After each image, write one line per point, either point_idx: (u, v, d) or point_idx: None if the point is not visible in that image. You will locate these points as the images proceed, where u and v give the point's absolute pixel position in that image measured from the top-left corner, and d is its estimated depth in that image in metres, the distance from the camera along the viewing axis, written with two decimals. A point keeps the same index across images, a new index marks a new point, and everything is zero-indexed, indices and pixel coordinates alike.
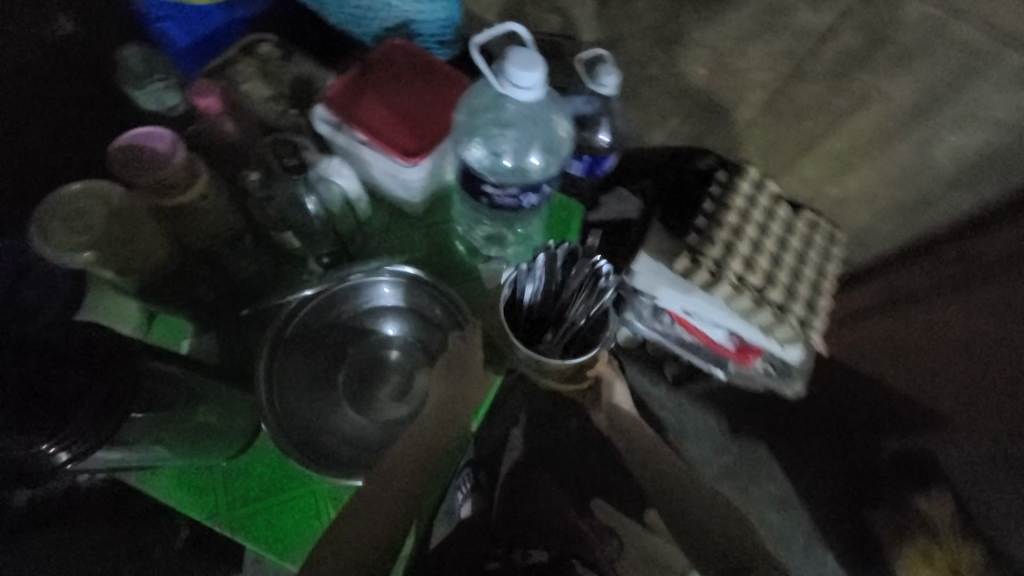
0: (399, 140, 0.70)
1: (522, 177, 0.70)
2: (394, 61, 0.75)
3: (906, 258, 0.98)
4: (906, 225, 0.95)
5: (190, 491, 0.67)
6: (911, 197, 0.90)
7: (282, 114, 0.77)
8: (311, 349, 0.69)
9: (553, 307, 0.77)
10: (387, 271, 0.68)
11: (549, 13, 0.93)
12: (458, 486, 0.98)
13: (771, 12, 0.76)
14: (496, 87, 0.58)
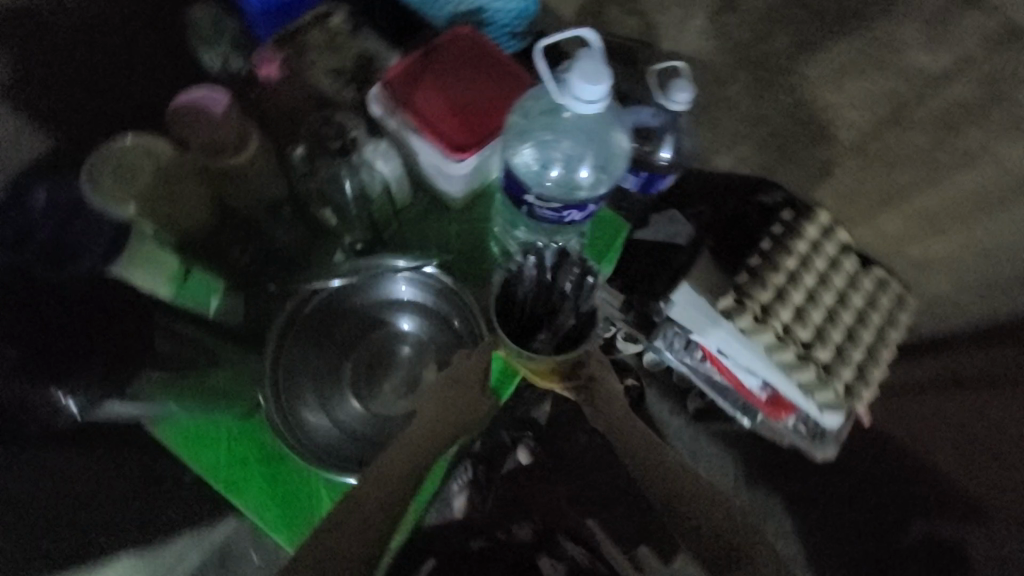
0: (451, 134, 0.69)
1: (566, 191, 0.65)
2: (457, 50, 0.74)
3: (988, 338, 0.86)
4: (991, 302, 0.85)
5: (193, 446, 0.65)
6: (1003, 273, 0.81)
7: (342, 88, 0.76)
8: (319, 338, 0.67)
9: (540, 308, 0.68)
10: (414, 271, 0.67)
11: (630, 17, 0.89)
12: (455, 475, 0.88)
13: (880, 47, 0.70)
14: (557, 98, 0.53)
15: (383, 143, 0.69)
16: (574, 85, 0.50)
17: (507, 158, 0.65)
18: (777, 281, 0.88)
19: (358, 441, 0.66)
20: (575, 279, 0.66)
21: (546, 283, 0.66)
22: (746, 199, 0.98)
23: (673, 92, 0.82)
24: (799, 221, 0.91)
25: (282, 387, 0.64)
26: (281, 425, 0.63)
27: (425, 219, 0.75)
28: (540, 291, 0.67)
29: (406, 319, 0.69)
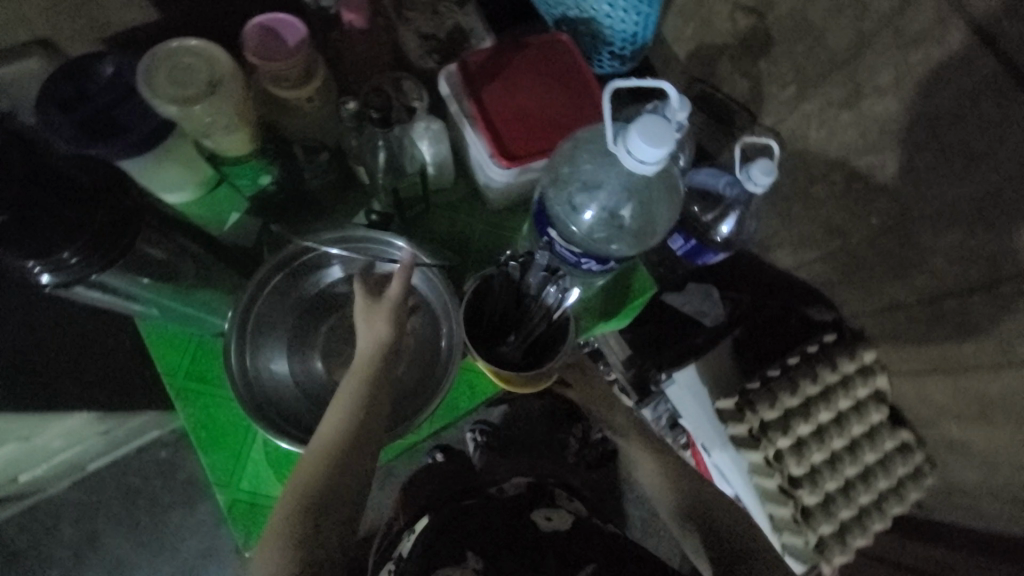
0: (505, 137, 0.67)
1: (590, 238, 0.60)
2: (544, 55, 0.71)
3: (991, 554, 0.75)
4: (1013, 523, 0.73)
5: (164, 355, 0.68)
6: None
7: (423, 57, 0.75)
8: (289, 293, 0.68)
9: (514, 310, 0.68)
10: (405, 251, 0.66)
11: (742, 78, 0.83)
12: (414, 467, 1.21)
13: (993, 205, 0.59)
14: (611, 145, 0.48)
15: (435, 124, 0.69)
16: (635, 141, 0.45)
17: (546, 186, 0.62)
18: (788, 405, 0.81)
19: (314, 399, 0.67)
20: (538, 284, 0.65)
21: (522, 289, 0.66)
22: (794, 306, 0.92)
23: (754, 168, 0.75)
24: (838, 350, 0.82)
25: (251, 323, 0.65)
26: (233, 365, 0.63)
27: (457, 213, 0.77)
28: (506, 307, 0.68)
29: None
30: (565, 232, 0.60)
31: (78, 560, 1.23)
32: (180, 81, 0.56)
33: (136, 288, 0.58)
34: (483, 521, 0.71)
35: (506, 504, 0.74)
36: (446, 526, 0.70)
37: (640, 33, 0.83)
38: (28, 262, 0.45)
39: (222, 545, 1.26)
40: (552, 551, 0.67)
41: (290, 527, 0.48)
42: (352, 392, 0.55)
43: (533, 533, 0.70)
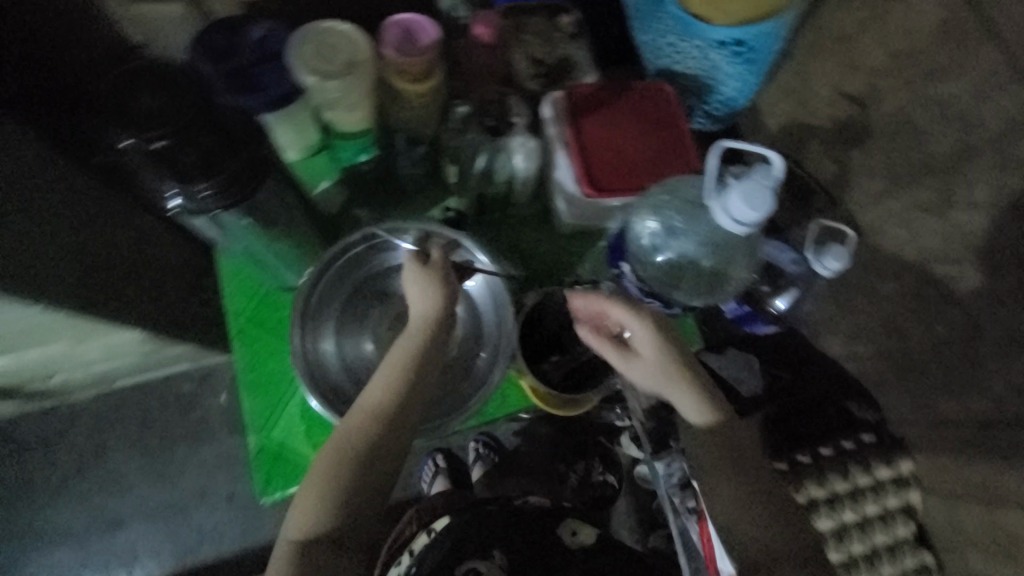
0: (596, 169, 0.70)
1: (663, 279, 0.67)
2: (648, 102, 0.74)
3: None
4: None
5: (236, 292, 0.73)
6: None
7: (530, 77, 0.79)
8: (352, 268, 0.72)
9: (567, 332, 0.73)
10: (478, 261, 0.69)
11: (829, 162, 0.83)
12: (422, 477, 1.33)
13: None
14: (710, 199, 0.51)
15: (532, 143, 0.72)
16: (730, 202, 0.49)
17: (629, 224, 0.68)
18: (812, 493, 0.81)
19: (357, 372, 0.70)
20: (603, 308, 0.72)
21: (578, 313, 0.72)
22: (833, 396, 0.91)
23: (827, 254, 0.77)
24: (875, 454, 0.81)
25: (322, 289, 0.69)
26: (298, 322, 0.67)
27: (527, 229, 0.80)
28: (559, 327, 0.73)
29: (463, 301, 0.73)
30: (640, 268, 0.67)
31: (83, 468, 1.29)
32: (324, 57, 0.62)
33: (242, 237, 0.63)
34: (511, 524, 0.76)
35: (535, 515, 0.78)
36: (471, 525, 0.76)
37: (737, 97, 0.86)
38: (169, 183, 0.47)
39: (217, 489, 1.29)
40: (576, 568, 0.74)
41: (338, 478, 0.56)
42: (397, 363, 0.58)
43: (561, 549, 0.76)
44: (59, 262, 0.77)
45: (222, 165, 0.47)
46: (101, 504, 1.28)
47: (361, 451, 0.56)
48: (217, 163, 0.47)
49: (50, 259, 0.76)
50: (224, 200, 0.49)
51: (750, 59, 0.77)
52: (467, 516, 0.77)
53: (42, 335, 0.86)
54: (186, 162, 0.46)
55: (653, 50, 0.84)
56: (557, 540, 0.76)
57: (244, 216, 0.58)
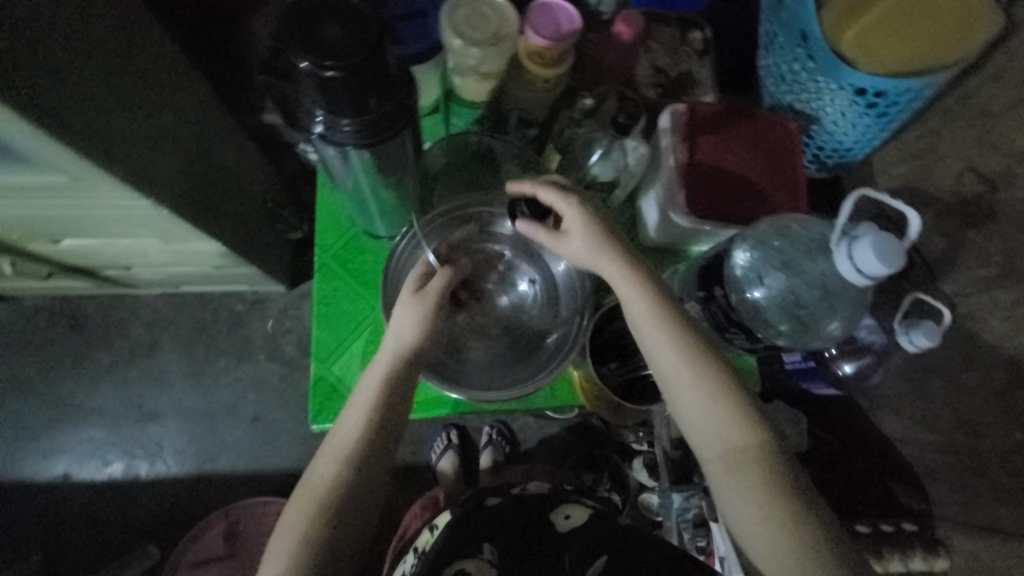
0: (701, 193, 0.70)
1: (753, 316, 0.64)
2: (768, 135, 0.73)
3: None
4: None
5: (329, 228, 0.77)
6: None
7: (650, 86, 0.79)
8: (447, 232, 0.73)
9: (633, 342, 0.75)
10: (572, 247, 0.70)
11: (939, 237, 0.80)
12: (434, 449, 1.36)
13: None
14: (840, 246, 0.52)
15: (643, 149, 0.72)
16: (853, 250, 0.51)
17: (720, 251, 0.67)
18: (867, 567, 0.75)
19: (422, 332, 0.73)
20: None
21: None
22: (882, 476, 0.87)
23: (916, 330, 0.72)
24: (912, 542, 0.76)
25: (409, 250, 0.72)
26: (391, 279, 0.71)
27: None
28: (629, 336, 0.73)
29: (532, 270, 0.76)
30: (738, 298, 0.64)
31: (132, 358, 1.37)
32: (470, 23, 0.63)
33: (349, 179, 0.66)
34: (505, 520, 0.74)
35: (528, 505, 0.76)
36: (469, 521, 0.74)
37: (854, 149, 0.84)
38: (324, 110, 0.48)
39: (244, 408, 1.35)
40: (569, 550, 0.71)
41: (319, 518, 0.54)
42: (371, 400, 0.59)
43: (554, 535, 0.73)
44: (165, 160, 0.83)
45: (376, 106, 0.49)
46: (141, 394, 1.36)
47: (340, 488, 0.55)
48: (373, 103, 0.48)
49: (159, 156, 0.81)
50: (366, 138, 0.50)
51: (881, 115, 0.75)
52: (468, 510, 0.76)
53: (138, 225, 0.92)
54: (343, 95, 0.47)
55: (779, 79, 0.83)
56: (552, 527, 0.73)
57: (369, 153, 0.57)
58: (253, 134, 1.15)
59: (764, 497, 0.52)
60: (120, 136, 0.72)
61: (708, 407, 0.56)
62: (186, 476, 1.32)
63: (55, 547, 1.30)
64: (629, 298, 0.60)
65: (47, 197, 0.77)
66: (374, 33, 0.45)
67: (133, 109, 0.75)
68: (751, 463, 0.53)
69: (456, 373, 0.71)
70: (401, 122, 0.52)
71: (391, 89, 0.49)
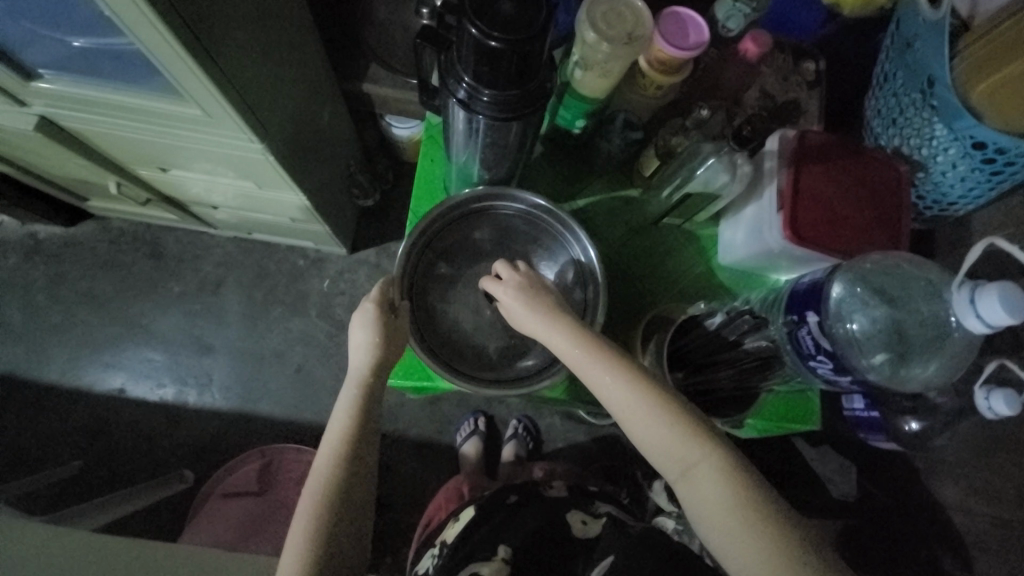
0: (802, 218, 0.69)
1: (849, 345, 0.63)
2: (875, 172, 0.72)
3: None
4: None
5: (426, 193, 0.82)
6: None
7: (758, 110, 0.79)
8: (529, 221, 0.77)
9: (706, 355, 0.72)
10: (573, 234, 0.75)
11: None
12: (460, 431, 1.37)
13: None
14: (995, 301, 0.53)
15: (746, 168, 0.72)
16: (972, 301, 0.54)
17: (817, 280, 0.67)
18: None
19: (464, 314, 0.76)
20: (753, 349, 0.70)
21: (724, 341, 0.71)
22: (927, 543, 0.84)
23: (997, 396, 0.68)
24: None
25: (430, 233, 0.75)
26: (415, 265, 0.75)
27: (688, 245, 0.82)
28: (706, 344, 0.72)
29: (555, 271, 0.76)
30: (831, 324, 0.64)
31: (198, 292, 1.45)
32: (602, 17, 0.65)
33: (465, 153, 0.71)
34: (524, 514, 0.75)
35: (543, 506, 0.77)
36: (490, 517, 0.75)
37: (961, 202, 0.80)
38: (471, 78, 0.52)
39: (290, 358, 1.41)
40: (581, 559, 0.69)
41: (319, 532, 0.57)
42: (344, 422, 0.62)
43: (569, 540, 0.72)
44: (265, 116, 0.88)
45: (517, 83, 0.52)
46: (199, 328, 1.43)
47: (329, 502, 0.59)
48: (516, 80, 0.52)
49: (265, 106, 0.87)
50: (501, 112, 0.54)
51: (994, 173, 0.73)
52: (493, 505, 0.78)
53: (233, 166, 0.97)
54: (490, 71, 0.51)
55: (891, 120, 0.82)
56: (568, 529, 0.73)
57: (490, 127, 0.61)
58: (350, 100, 1.21)
59: (740, 514, 0.49)
60: (247, 78, 0.77)
61: (660, 433, 0.54)
62: (226, 412, 1.39)
63: (96, 456, 1.37)
64: (558, 351, 0.60)
65: (169, 126, 0.83)
66: (537, 14, 0.48)
67: (261, 57, 0.81)
68: (713, 479, 0.51)
69: (502, 359, 0.76)
70: (535, 104, 0.55)
71: (534, 72, 0.53)
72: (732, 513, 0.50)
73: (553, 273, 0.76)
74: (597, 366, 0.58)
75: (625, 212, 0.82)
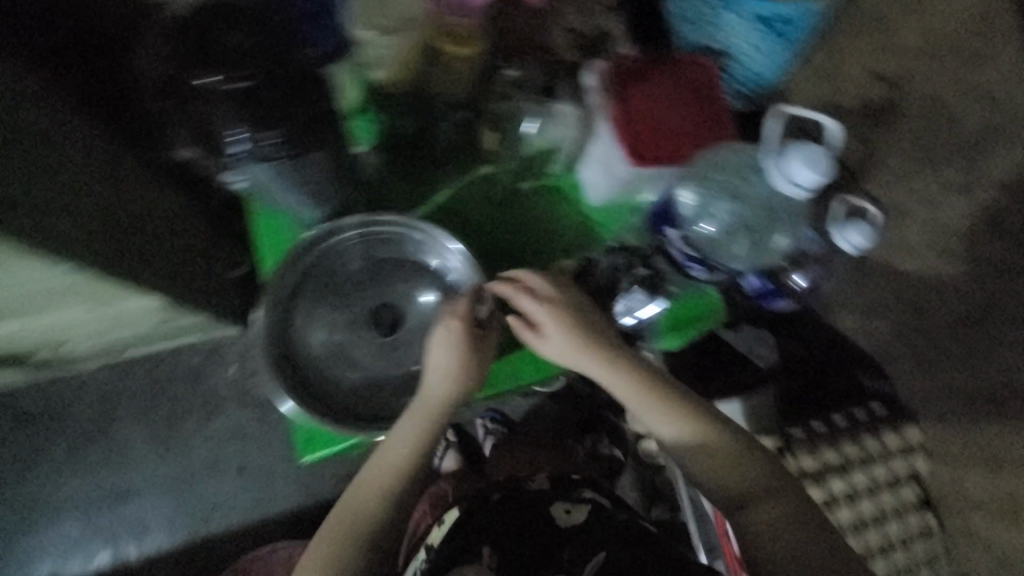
0: (638, 139, 0.69)
1: (710, 248, 0.71)
2: (687, 72, 0.73)
3: None
4: None
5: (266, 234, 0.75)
6: None
7: (570, 48, 0.78)
8: (386, 237, 0.69)
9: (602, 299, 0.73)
10: (437, 235, 0.68)
11: (854, 142, 0.85)
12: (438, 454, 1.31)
13: None
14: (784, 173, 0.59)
15: (573, 112, 0.73)
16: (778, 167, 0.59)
17: (668, 194, 0.72)
18: (829, 458, 0.84)
19: (363, 356, 0.69)
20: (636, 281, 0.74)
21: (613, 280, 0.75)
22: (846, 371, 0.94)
23: (848, 227, 0.76)
24: (884, 424, 0.86)
25: (289, 296, 0.67)
26: (279, 337, 0.66)
27: (554, 200, 0.82)
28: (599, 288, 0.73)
29: (433, 275, 0.70)
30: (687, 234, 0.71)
31: (91, 440, 1.27)
32: None
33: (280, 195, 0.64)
34: (506, 510, 0.73)
35: (531, 496, 0.75)
36: (473, 517, 0.73)
37: (767, 74, 0.85)
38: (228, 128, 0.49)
39: (228, 460, 1.28)
40: (566, 547, 0.68)
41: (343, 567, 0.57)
42: (394, 462, 0.61)
43: (555, 531, 0.69)
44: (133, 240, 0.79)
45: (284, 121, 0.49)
46: (111, 476, 1.26)
47: (358, 538, 0.58)
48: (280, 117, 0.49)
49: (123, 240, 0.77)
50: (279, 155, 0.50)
51: (781, 35, 0.79)
52: (476, 503, 0.75)
53: (65, 297, 0.84)
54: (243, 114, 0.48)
55: (689, 20, 0.85)
56: (549, 517, 0.71)
57: (290, 175, 0.57)
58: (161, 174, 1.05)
59: (792, 532, 0.55)
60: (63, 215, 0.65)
61: (725, 466, 0.58)
62: (183, 546, 1.25)
63: None
64: (621, 383, 0.62)
65: None
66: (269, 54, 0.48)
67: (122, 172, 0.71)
68: (769, 505, 0.56)
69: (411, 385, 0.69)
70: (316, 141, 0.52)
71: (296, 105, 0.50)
72: (786, 534, 0.54)
73: (430, 277, 0.70)
74: (667, 396, 0.61)
75: (485, 190, 0.80)
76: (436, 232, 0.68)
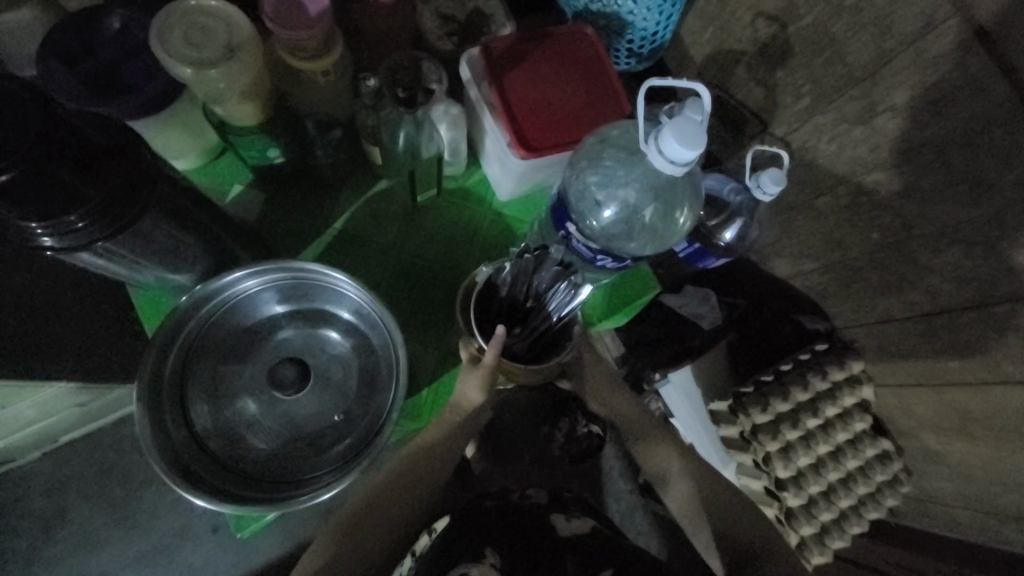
0: (525, 128, 0.65)
1: (623, 234, 0.62)
2: (569, 47, 0.68)
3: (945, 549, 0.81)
4: (963, 520, 0.78)
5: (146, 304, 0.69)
6: (994, 505, 0.73)
7: (443, 39, 0.73)
8: (274, 285, 0.64)
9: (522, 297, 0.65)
10: (320, 275, 0.62)
11: (756, 86, 0.82)
12: None
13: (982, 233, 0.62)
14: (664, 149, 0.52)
15: (455, 108, 0.67)
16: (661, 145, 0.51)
17: (566, 182, 0.63)
18: (778, 409, 0.85)
19: (278, 417, 0.65)
20: (549, 278, 0.63)
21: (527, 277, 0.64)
22: (788, 315, 0.95)
23: (763, 177, 0.73)
24: (828, 359, 0.85)
25: (182, 373, 0.63)
26: (172, 437, 0.60)
27: (461, 202, 0.77)
28: (516, 296, 0.66)
29: (335, 312, 0.67)
30: (592, 224, 0.62)
31: None
32: (195, 42, 0.55)
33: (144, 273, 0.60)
34: (497, 522, 0.70)
35: (522, 509, 0.73)
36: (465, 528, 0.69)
37: (660, 32, 0.82)
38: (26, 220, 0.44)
39: None
40: (571, 556, 0.65)
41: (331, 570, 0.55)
42: (406, 472, 0.61)
43: (552, 540, 0.67)
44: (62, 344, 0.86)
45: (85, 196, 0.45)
46: None
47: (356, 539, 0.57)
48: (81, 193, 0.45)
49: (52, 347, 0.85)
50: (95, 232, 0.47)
51: None
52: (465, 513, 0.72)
53: None
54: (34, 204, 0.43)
55: None
56: (551, 531, 0.69)
57: (124, 243, 0.52)
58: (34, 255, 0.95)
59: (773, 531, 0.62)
60: None
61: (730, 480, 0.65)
62: None
63: None
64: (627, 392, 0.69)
65: None
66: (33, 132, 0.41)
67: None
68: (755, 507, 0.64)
69: (332, 432, 0.66)
70: (132, 204, 0.48)
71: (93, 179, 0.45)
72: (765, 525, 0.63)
73: (332, 315, 0.67)
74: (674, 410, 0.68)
75: (385, 207, 0.75)
76: (319, 272, 0.62)
